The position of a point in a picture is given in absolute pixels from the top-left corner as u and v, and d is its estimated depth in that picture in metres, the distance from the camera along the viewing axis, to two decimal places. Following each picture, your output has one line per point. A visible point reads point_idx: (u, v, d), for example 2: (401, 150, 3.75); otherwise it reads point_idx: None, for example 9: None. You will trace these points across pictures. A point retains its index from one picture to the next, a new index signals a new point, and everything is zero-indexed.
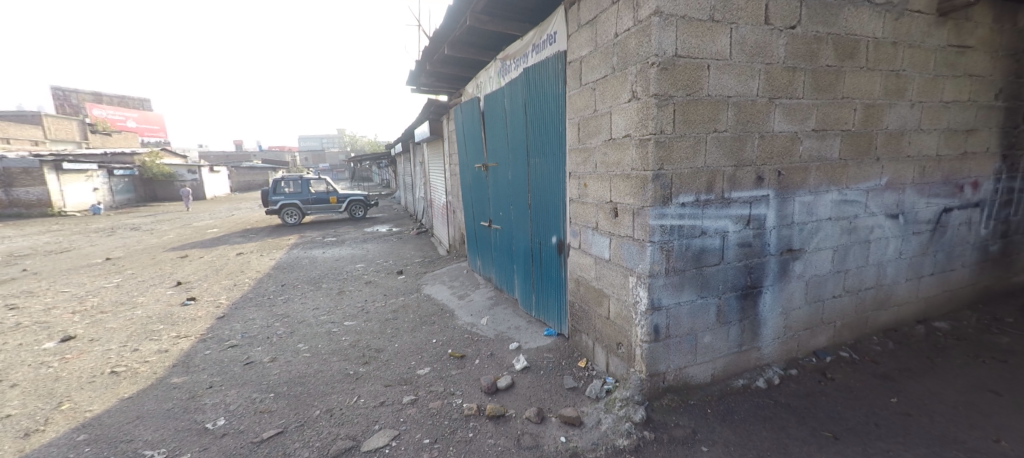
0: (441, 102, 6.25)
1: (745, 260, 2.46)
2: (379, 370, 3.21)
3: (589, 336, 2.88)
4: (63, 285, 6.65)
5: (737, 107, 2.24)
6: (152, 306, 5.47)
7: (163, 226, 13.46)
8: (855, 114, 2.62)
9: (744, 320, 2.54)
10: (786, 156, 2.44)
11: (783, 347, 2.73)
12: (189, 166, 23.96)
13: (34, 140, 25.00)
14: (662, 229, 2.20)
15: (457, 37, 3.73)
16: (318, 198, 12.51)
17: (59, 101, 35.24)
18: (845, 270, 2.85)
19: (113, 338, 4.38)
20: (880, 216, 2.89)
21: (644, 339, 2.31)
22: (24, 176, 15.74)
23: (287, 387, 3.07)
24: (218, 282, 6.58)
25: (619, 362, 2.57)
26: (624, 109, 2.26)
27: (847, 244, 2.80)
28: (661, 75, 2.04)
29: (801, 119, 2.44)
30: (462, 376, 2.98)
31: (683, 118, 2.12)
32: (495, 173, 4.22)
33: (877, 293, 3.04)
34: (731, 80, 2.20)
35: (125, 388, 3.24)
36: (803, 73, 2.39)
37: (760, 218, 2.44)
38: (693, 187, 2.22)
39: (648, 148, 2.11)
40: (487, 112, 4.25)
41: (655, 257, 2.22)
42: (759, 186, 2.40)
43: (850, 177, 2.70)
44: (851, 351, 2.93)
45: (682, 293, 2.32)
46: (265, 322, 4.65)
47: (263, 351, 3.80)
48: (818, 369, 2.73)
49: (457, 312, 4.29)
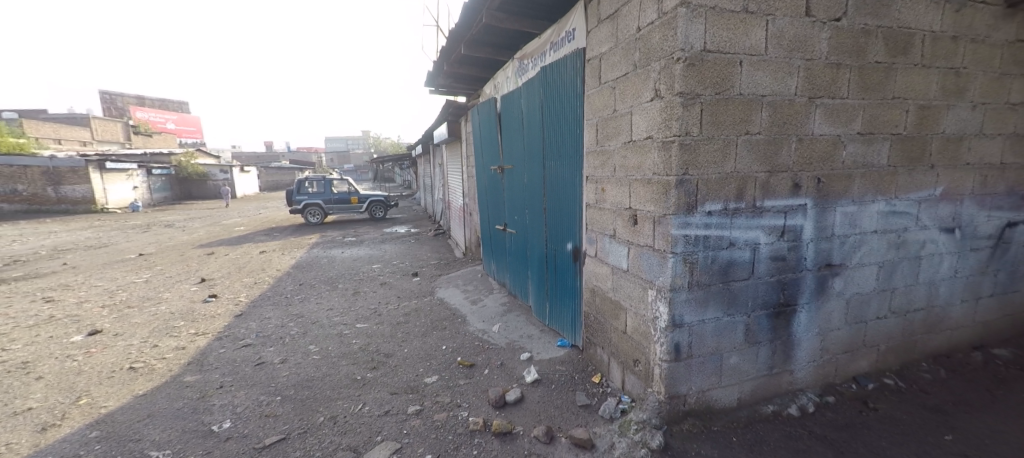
0: (460, 103, 6.19)
1: (778, 276, 2.25)
2: (386, 376, 3.13)
3: (604, 350, 2.71)
4: (97, 280, 6.93)
5: (772, 107, 2.04)
6: (175, 302, 5.60)
7: (195, 224, 13.98)
8: (907, 116, 2.36)
9: (776, 341, 2.32)
10: (827, 162, 2.22)
11: (819, 370, 2.49)
12: (222, 166, 24.86)
13: (83, 140, 26.81)
14: (686, 239, 2.02)
15: (473, 37, 3.63)
16: (340, 197, 12.71)
17: (106, 105, 37.40)
18: (891, 289, 2.58)
19: (136, 334, 4.49)
20: (933, 229, 2.60)
21: (663, 358, 2.13)
22: (71, 174, 16.69)
23: (295, 390, 3.03)
24: (239, 279, 6.72)
25: (635, 380, 2.39)
26: (646, 108, 2.10)
27: (894, 260, 2.54)
28: (687, 72, 1.86)
29: (844, 120, 2.21)
30: (470, 387, 2.86)
31: (712, 118, 1.94)
32: (512, 175, 4.09)
33: (927, 315, 2.74)
34: (767, 77, 2.01)
35: (140, 385, 3.27)
36: (848, 69, 2.16)
37: (795, 230, 2.23)
38: (721, 195, 2.03)
39: (672, 150, 1.94)
40: (504, 113, 4.13)
41: (677, 270, 2.04)
42: (796, 195, 2.19)
43: (899, 186, 2.44)
44: (896, 378, 2.65)
45: (706, 310, 2.13)
46: (280, 321, 4.67)
47: (275, 351, 3.79)
48: (858, 396, 2.48)
49: (468, 318, 4.19)
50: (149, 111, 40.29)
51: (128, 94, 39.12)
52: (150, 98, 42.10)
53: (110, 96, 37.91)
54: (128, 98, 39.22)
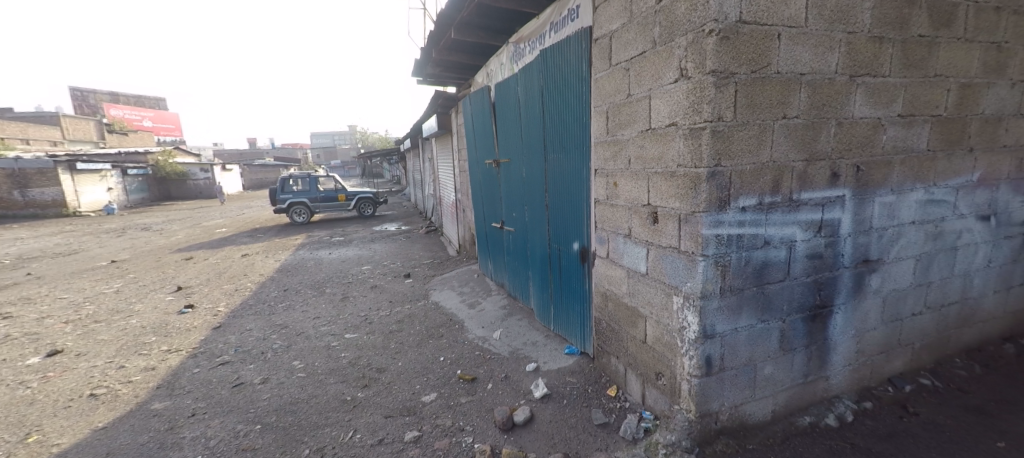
0: (449, 94, 5.85)
1: (815, 276, 2.03)
2: (379, 396, 2.86)
3: (620, 361, 2.47)
4: (62, 291, 6.48)
5: (811, 87, 1.80)
6: (148, 315, 5.24)
7: (174, 226, 13.41)
8: (948, 96, 2.15)
9: (812, 346, 2.11)
10: (866, 148, 2.00)
11: (854, 375, 2.29)
12: (202, 164, 23.89)
13: (53, 139, 25.68)
14: (718, 240, 1.77)
15: (465, 19, 3.32)
16: (327, 195, 12.25)
17: (78, 102, 35.80)
18: (927, 284, 2.40)
19: (100, 353, 4.18)
20: (969, 218, 2.41)
21: (694, 373, 1.90)
22: (39, 176, 15.87)
23: (276, 416, 2.75)
24: (219, 286, 6.34)
25: (659, 396, 2.16)
26: (668, 91, 1.84)
27: (930, 253, 2.35)
28: (721, 46, 1.60)
29: (885, 101, 1.99)
30: (473, 407, 2.60)
31: (747, 101, 1.70)
32: (509, 169, 3.80)
33: (961, 308, 2.57)
34: (806, 53, 1.76)
35: (101, 416, 3.00)
36: (892, 44, 1.93)
37: (833, 224, 2.01)
38: (755, 188, 1.80)
39: (702, 138, 1.69)
40: (499, 103, 3.83)
41: (708, 275, 1.80)
42: (835, 185, 1.96)
43: (938, 172, 2.23)
44: (931, 377, 2.47)
45: (739, 318, 1.90)
46: (262, 333, 4.35)
47: (255, 370, 3.50)
48: (897, 400, 2.29)
49: (467, 323, 3.92)
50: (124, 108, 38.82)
51: (100, 92, 37.63)
52: (123, 93, 40.32)
53: (81, 94, 36.21)
54: (100, 95, 37.72)
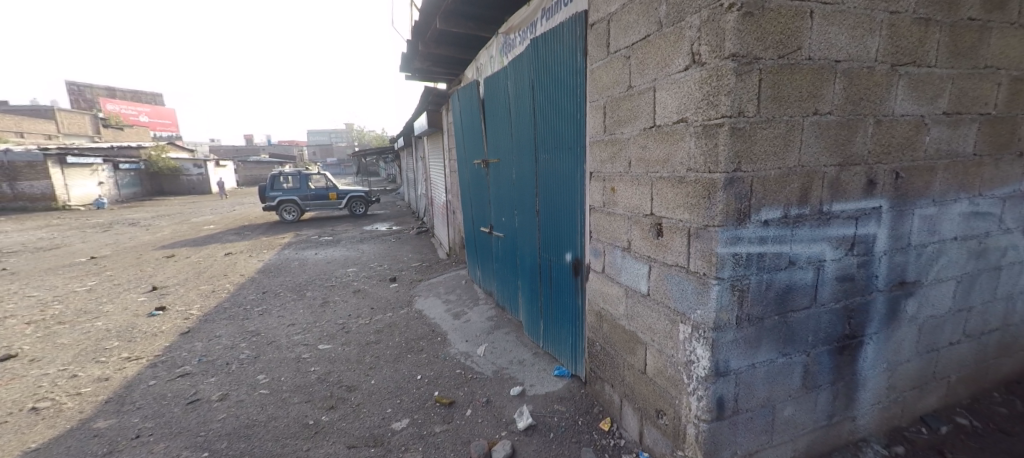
0: (440, 89, 5.55)
1: (845, 301, 1.73)
2: (345, 420, 2.55)
3: (615, 390, 2.18)
4: (33, 288, 6.16)
5: (847, 77, 1.50)
6: (115, 317, 4.91)
7: (161, 222, 13.03)
8: (998, 91, 1.85)
9: (839, 383, 1.81)
10: (907, 151, 1.70)
11: (883, 413, 2.00)
12: (196, 160, 23.54)
13: (48, 133, 25.40)
14: (735, 259, 1.47)
15: (450, 7, 3.03)
16: (318, 193, 11.92)
17: (75, 95, 35.32)
18: (966, 309, 2.10)
19: (56, 359, 3.85)
20: (1015, 232, 2.11)
21: (702, 417, 1.60)
22: (29, 169, 15.51)
23: (228, 442, 2.44)
24: (196, 287, 6.01)
25: (659, 437, 1.86)
26: (677, 81, 1.54)
27: (972, 273, 2.05)
28: (743, 25, 1.30)
29: (930, 96, 1.69)
30: (448, 438, 2.30)
31: (773, 92, 1.39)
32: (497, 169, 3.51)
33: (1002, 336, 2.27)
34: (842, 36, 1.46)
35: (37, 434, 2.68)
36: (939, 28, 1.63)
37: (866, 241, 1.71)
38: (780, 199, 1.49)
39: (720, 137, 1.38)
40: (488, 99, 3.53)
41: (722, 301, 1.49)
42: (870, 195, 1.66)
43: (985, 180, 1.93)
44: (969, 416, 2.17)
45: (757, 352, 1.60)
46: (231, 341, 4.03)
47: (216, 384, 3.19)
48: (932, 444, 1.99)
49: (450, 336, 3.62)
50: (121, 102, 38.46)
51: (98, 85, 37.29)
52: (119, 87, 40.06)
53: (77, 87, 35.92)
54: (98, 89, 37.37)
